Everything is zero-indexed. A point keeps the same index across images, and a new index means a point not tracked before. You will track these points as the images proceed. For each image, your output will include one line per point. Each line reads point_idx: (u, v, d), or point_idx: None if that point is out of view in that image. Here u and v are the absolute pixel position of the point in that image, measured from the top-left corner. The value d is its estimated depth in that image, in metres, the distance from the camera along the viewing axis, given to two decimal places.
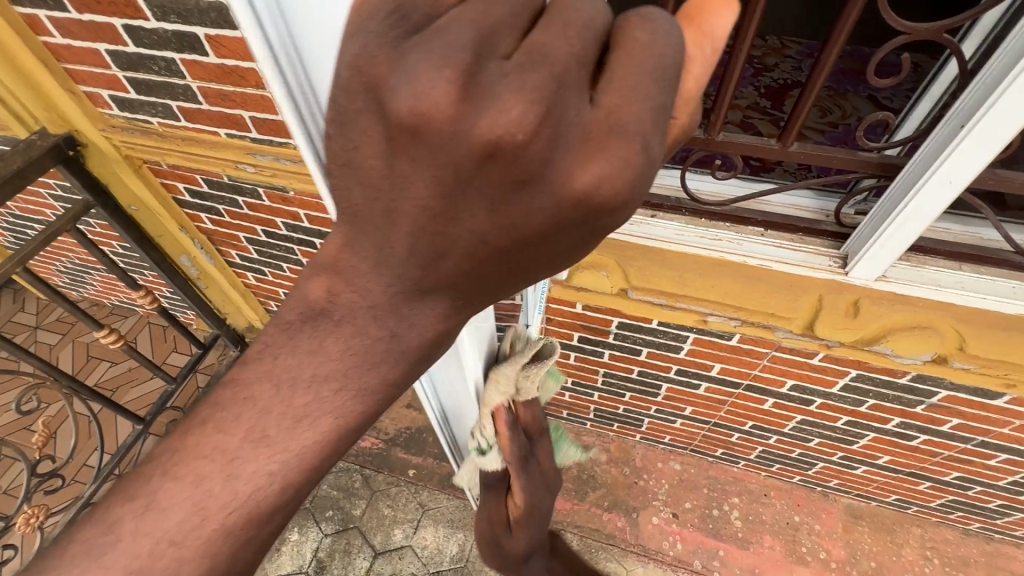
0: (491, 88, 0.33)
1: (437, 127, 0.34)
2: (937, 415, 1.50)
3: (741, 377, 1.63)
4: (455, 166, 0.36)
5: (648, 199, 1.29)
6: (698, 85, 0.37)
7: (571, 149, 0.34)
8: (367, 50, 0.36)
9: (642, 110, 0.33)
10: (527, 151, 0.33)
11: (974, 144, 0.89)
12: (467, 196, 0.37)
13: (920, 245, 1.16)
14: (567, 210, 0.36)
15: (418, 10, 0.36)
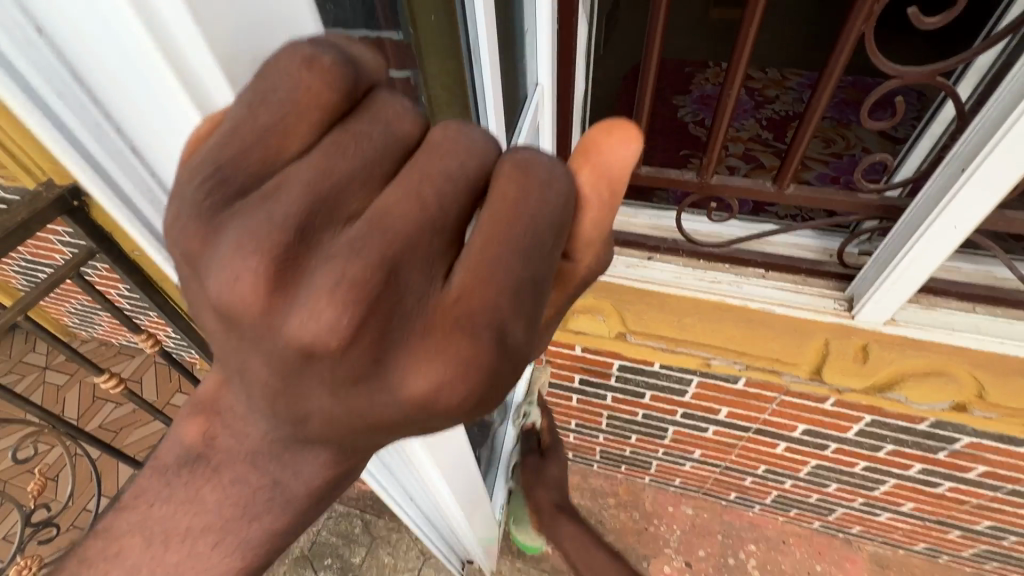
0: (312, 285, 0.28)
1: (255, 322, 0.29)
2: (961, 462, 1.41)
3: (750, 421, 1.56)
4: (281, 358, 0.30)
5: (645, 242, 1.27)
6: (595, 233, 0.38)
7: (409, 352, 0.30)
8: (177, 218, 0.28)
9: (492, 306, 0.31)
10: (350, 358, 0.29)
11: (979, 186, 0.85)
12: (302, 385, 0.31)
13: (930, 286, 1.11)
14: (409, 412, 0.32)
15: (239, 171, 0.28)
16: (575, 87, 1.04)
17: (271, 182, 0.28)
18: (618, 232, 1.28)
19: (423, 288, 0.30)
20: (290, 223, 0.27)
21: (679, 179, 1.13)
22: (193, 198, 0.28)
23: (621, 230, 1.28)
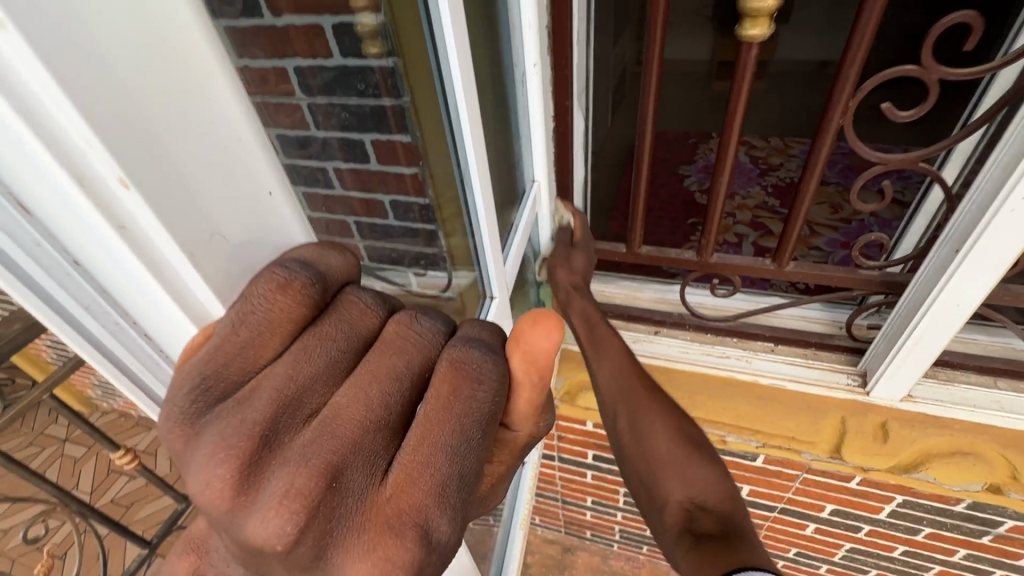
0: (269, 484, 0.30)
1: (217, 518, 0.31)
2: (1009, 548, 1.30)
3: (774, 499, 1.49)
4: (241, 549, 0.31)
5: (650, 315, 1.29)
6: (529, 403, 0.42)
7: (349, 546, 0.31)
8: (166, 420, 0.32)
9: (430, 492, 0.33)
10: (299, 554, 0.30)
11: (977, 267, 0.85)
12: (265, 572, 0.32)
13: (944, 360, 1.08)
14: None
15: (222, 376, 0.33)
16: (573, 176, 1.11)
17: (246, 388, 0.33)
18: (624, 307, 1.31)
19: (367, 479, 0.32)
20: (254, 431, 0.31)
21: (679, 258, 1.16)
22: (181, 405, 0.32)
23: (627, 305, 1.31)
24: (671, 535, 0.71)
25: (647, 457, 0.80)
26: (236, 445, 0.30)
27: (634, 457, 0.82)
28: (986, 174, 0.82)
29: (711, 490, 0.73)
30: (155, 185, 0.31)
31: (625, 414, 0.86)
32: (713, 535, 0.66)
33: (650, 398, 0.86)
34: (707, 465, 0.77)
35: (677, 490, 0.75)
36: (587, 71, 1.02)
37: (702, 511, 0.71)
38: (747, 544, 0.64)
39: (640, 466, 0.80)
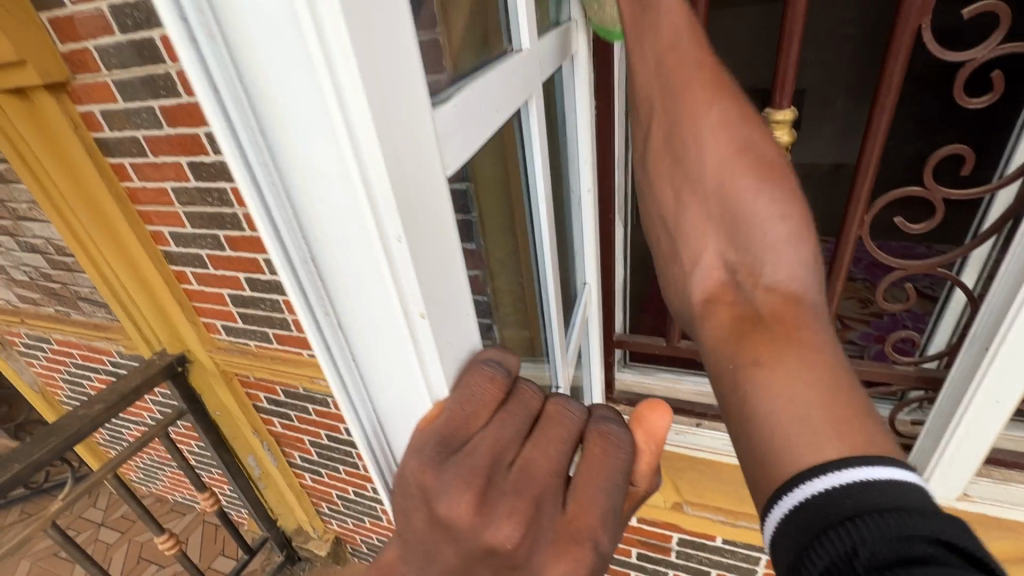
0: (497, 503, 0.42)
1: (458, 529, 0.41)
2: None
3: None
4: (461, 553, 0.42)
5: (692, 408, 1.32)
6: (649, 466, 0.54)
7: (545, 547, 0.44)
8: (417, 463, 0.43)
9: (593, 517, 0.46)
10: (516, 553, 0.42)
11: (1010, 364, 0.89)
12: (474, 569, 0.43)
13: (997, 458, 1.08)
14: None
15: (453, 431, 0.44)
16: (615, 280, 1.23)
17: (470, 445, 0.44)
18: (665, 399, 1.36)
19: (554, 505, 0.45)
20: (492, 470, 0.43)
21: None
22: (429, 455, 0.43)
23: (668, 397, 1.36)
24: (705, 302, 0.66)
25: (691, 187, 0.71)
26: (482, 477, 0.42)
27: (672, 210, 0.74)
28: (1002, 279, 0.88)
29: (779, 267, 0.60)
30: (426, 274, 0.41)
31: (673, 173, 0.74)
32: (762, 321, 0.56)
33: (716, 156, 0.68)
34: (782, 230, 0.63)
35: (716, 249, 0.67)
36: (626, 188, 1.18)
37: (756, 287, 0.61)
38: (810, 344, 0.51)
39: (676, 224, 0.74)
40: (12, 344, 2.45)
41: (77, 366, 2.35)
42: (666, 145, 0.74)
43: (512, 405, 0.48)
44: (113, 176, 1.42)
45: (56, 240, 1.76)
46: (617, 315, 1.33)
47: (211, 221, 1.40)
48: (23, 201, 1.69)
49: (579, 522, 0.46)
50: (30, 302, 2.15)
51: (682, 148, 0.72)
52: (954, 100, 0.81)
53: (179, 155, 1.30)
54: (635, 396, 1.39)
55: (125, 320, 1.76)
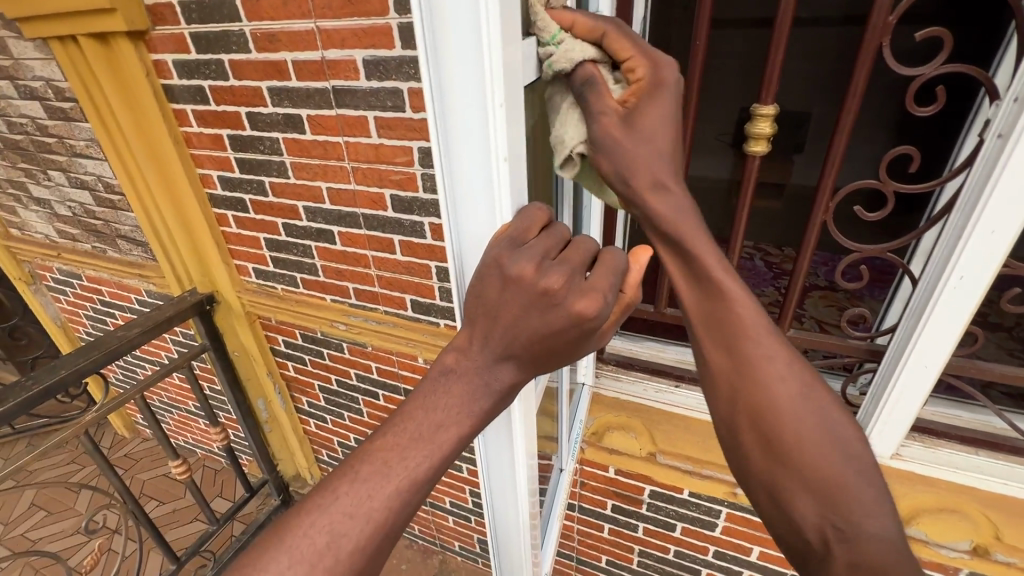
0: (545, 266, 0.58)
1: (519, 281, 0.57)
2: None
3: (782, 565, 1.56)
4: (520, 302, 0.58)
5: (672, 372, 1.52)
6: (638, 282, 0.67)
7: (575, 294, 0.58)
8: (493, 251, 0.59)
9: (608, 279, 0.59)
10: (557, 293, 0.57)
11: (933, 342, 1.08)
12: (526, 316, 0.58)
13: (928, 426, 1.25)
14: (572, 326, 0.58)
15: (516, 229, 0.60)
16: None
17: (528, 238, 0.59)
18: (649, 362, 1.54)
19: (580, 272, 0.59)
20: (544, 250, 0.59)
21: None
22: (501, 245, 0.58)
23: (651, 360, 1.55)
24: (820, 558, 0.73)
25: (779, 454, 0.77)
26: (536, 254, 0.58)
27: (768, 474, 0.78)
28: (934, 262, 1.06)
29: (875, 522, 0.71)
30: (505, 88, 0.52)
31: (763, 445, 0.79)
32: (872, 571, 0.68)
33: (798, 413, 0.77)
34: (867, 483, 0.74)
35: (814, 508, 0.74)
36: None
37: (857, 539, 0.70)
38: None
39: (771, 483, 0.78)
40: (43, 279, 2.61)
41: (103, 303, 2.50)
42: (751, 411, 0.79)
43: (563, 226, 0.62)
44: (174, 120, 1.59)
45: (107, 178, 1.92)
46: None
47: (259, 168, 1.56)
48: (81, 138, 1.85)
49: (598, 284, 0.58)
50: (70, 238, 2.31)
51: (763, 415, 0.78)
52: (906, 108, 0.98)
53: (239, 105, 1.46)
54: (623, 358, 1.57)
55: (162, 256, 1.90)
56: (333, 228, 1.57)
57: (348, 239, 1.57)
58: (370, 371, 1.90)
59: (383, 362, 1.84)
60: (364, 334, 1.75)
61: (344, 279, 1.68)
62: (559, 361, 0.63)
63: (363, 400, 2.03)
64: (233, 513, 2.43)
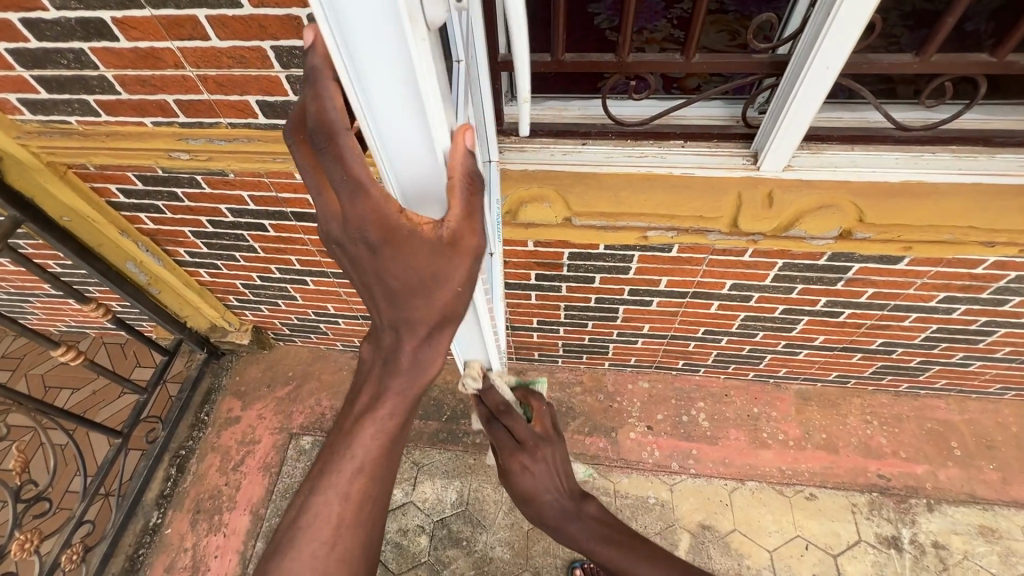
0: (383, 237, 0.66)
1: (385, 251, 0.68)
2: (855, 288, 1.69)
3: (686, 286, 1.77)
4: (396, 275, 0.70)
5: (577, 129, 1.39)
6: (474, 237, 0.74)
7: (424, 257, 0.70)
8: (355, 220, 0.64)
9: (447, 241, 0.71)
10: (409, 260, 0.69)
11: (843, 29, 1.02)
12: (400, 279, 0.71)
13: (816, 134, 1.30)
14: (427, 284, 0.72)
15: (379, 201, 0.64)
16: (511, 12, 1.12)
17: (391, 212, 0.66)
18: (552, 125, 1.39)
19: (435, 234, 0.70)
20: (365, 238, 0.66)
21: (599, 61, 1.23)
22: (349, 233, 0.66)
23: (554, 123, 1.40)
24: None
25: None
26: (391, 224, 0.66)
27: None
28: None
29: None
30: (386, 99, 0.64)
31: None
32: None
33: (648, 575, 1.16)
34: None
35: None
36: None
37: None
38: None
39: None
40: None
41: None
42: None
43: (361, 192, 0.62)
44: None
45: None
46: (500, 33, 1.23)
47: None
48: None
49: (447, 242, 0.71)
50: None
51: None
52: None
53: None
54: (524, 126, 1.40)
55: None
56: (101, 14, 1.10)
57: (132, 30, 1.12)
58: (244, 202, 1.62)
59: (255, 188, 1.56)
60: (217, 158, 1.43)
61: (155, 91, 1.27)
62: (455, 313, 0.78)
63: (250, 236, 1.80)
64: (161, 377, 2.33)
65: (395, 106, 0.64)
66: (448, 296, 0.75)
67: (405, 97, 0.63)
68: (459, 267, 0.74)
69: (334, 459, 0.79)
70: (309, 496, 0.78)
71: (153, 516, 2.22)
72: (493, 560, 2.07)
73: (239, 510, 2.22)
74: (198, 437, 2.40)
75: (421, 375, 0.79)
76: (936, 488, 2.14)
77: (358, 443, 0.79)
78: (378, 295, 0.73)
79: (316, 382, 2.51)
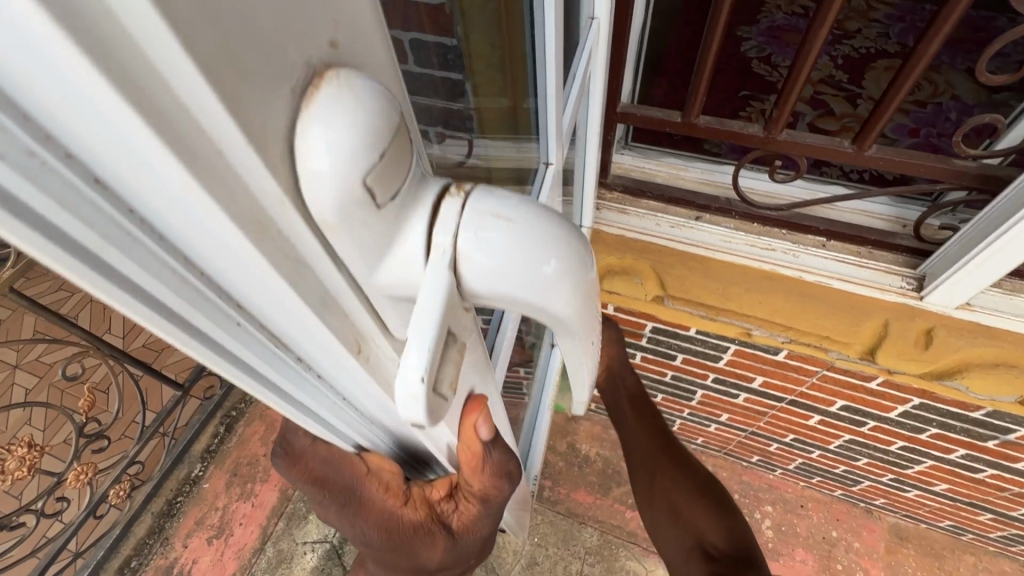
0: (391, 529, 0.74)
1: (396, 537, 0.74)
2: (1012, 452, 1.32)
3: (784, 391, 1.49)
4: (405, 551, 0.77)
5: (694, 199, 1.15)
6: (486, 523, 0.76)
7: (431, 543, 0.76)
8: (361, 515, 0.73)
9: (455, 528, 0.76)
10: (418, 545, 0.76)
11: None
12: (410, 553, 0.78)
13: (1020, 270, 0.97)
14: (434, 555, 0.79)
15: (378, 497, 0.71)
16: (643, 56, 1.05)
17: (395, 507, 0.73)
18: (665, 188, 1.16)
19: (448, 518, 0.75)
20: (378, 538, 0.74)
21: (741, 132, 0.99)
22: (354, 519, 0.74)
23: (668, 185, 1.17)
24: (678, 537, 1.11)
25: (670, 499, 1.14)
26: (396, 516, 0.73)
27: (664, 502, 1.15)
28: None
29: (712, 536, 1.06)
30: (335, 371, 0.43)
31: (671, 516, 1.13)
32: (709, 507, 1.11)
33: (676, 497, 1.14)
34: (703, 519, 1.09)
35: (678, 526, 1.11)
36: None
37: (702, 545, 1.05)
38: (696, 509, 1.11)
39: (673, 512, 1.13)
40: None
41: None
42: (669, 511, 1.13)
43: (361, 498, 0.71)
44: None
45: None
46: (626, 77, 1.06)
47: None
48: None
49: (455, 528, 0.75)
50: None
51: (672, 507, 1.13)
52: None
53: None
54: (632, 183, 1.18)
55: None
56: None
57: None
58: None
59: None
60: None
61: None
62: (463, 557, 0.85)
63: None
64: None
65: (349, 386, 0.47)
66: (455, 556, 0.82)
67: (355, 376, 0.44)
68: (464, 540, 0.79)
69: None
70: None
71: (196, 468, 2.31)
72: None
73: (270, 485, 2.26)
74: (250, 401, 2.48)
75: None
76: None
77: None
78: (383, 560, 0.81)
79: None
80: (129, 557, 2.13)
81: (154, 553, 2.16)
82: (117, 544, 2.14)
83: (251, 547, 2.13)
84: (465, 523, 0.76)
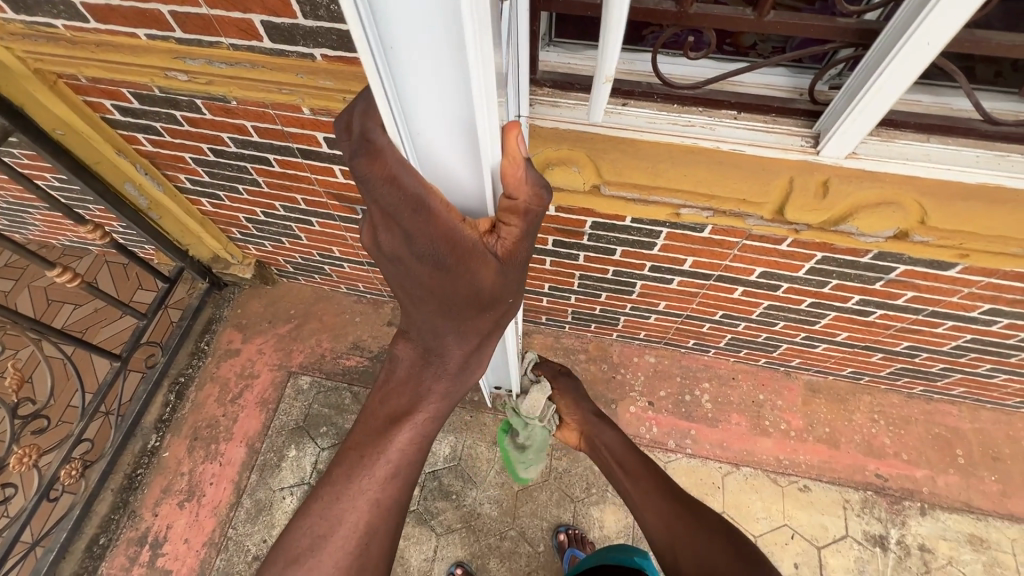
0: (446, 248, 0.75)
1: (451, 257, 0.76)
2: (894, 289, 1.57)
3: (712, 268, 1.66)
4: (455, 281, 0.79)
5: (618, 87, 1.22)
6: (523, 253, 0.83)
7: (481, 267, 0.79)
8: (415, 230, 0.72)
9: (503, 252, 0.81)
10: (470, 267, 0.78)
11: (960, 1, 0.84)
12: (459, 284, 0.79)
13: (890, 119, 1.14)
14: (478, 292, 0.82)
15: (435, 205, 0.71)
16: None
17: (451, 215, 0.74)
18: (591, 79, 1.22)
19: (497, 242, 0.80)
20: (433, 255, 0.75)
21: (656, 9, 1.06)
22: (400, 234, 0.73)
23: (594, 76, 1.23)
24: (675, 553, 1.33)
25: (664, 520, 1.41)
26: (451, 230, 0.74)
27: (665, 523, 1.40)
28: None
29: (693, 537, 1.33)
30: (415, 56, 0.59)
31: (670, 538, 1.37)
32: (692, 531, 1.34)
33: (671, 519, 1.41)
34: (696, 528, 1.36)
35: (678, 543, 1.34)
36: None
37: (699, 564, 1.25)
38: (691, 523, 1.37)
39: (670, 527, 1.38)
40: None
41: None
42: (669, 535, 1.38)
43: (424, 208, 0.70)
44: None
45: None
46: None
47: None
48: None
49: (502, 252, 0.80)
50: None
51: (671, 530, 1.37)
52: None
53: None
54: (560, 77, 1.23)
55: None
56: None
57: None
58: (248, 133, 1.50)
59: (261, 119, 1.43)
60: (217, 82, 1.32)
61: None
62: (497, 309, 0.88)
63: (254, 169, 1.68)
64: (161, 304, 2.25)
65: (428, 71, 0.61)
66: (495, 297, 0.85)
67: (434, 63, 0.60)
68: (507, 275, 0.83)
69: (365, 464, 0.86)
70: (329, 506, 0.84)
71: (152, 439, 2.24)
72: (480, 516, 2.10)
73: (235, 441, 2.23)
74: (197, 366, 2.39)
75: (463, 375, 0.93)
76: (933, 493, 2.11)
77: (391, 448, 0.87)
78: (436, 302, 0.83)
79: (318, 322, 2.46)
80: (96, 535, 2.07)
81: (123, 527, 2.11)
82: (80, 523, 2.07)
83: (227, 502, 2.13)
84: (510, 249, 0.81)
